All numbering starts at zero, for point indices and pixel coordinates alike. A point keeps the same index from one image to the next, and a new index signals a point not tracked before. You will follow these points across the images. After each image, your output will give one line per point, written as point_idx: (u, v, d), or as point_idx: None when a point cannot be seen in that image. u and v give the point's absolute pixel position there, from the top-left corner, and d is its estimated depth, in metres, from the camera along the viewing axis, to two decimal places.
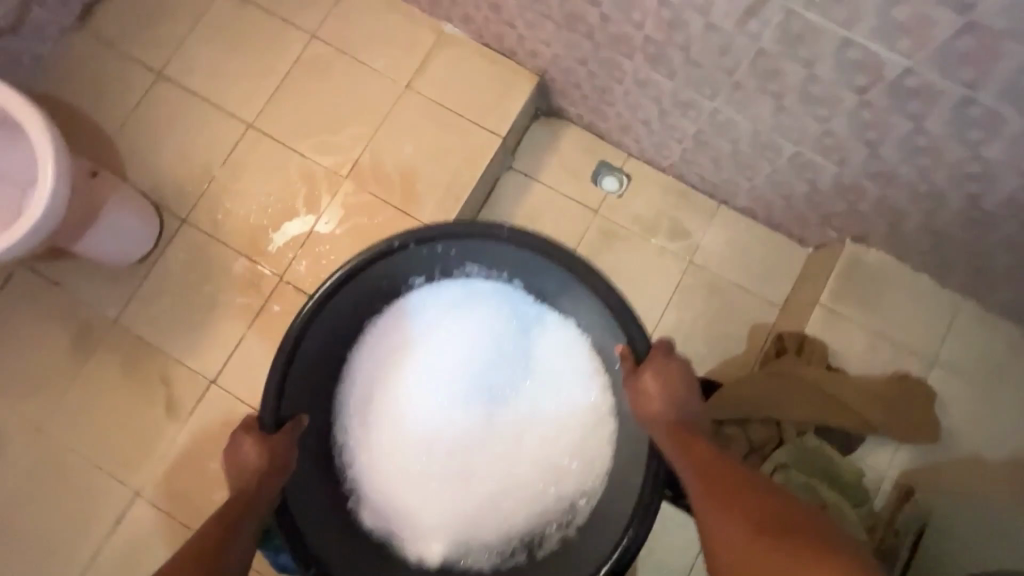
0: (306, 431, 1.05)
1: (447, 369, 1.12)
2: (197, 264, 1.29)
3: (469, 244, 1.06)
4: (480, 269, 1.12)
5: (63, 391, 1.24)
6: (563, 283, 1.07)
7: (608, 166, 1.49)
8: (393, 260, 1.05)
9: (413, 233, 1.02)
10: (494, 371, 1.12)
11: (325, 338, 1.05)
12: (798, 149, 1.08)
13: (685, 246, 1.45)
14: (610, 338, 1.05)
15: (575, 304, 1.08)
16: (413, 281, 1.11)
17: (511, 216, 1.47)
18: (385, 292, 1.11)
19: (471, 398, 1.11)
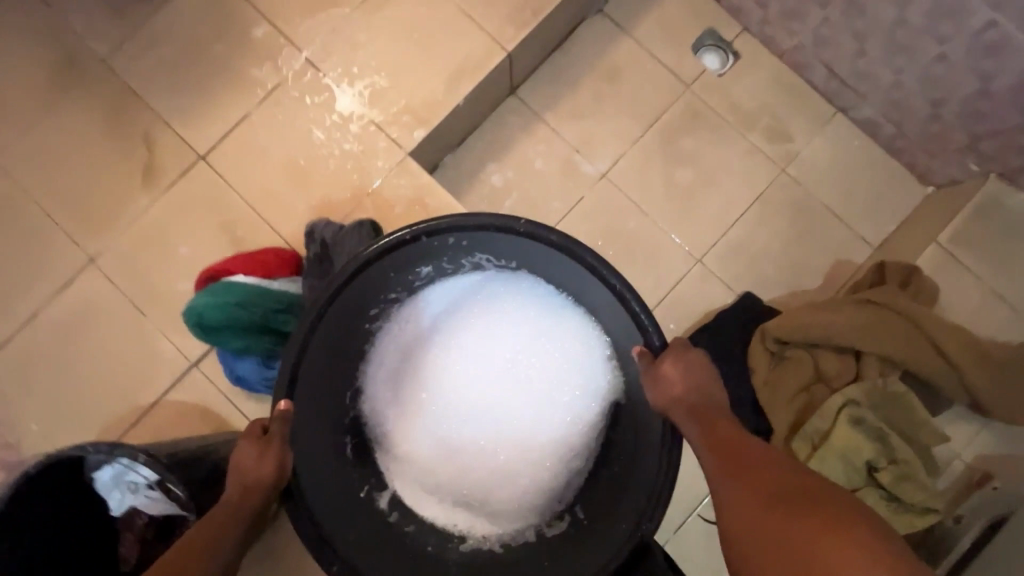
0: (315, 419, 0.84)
1: (488, 380, 0.92)
2: (211, 19, 1.07)
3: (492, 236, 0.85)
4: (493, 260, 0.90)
5: (33, 125, 1.05)
6: (581, 282, 0.85)
7: (716, 37, 1.22)
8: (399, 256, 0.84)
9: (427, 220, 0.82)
10: (531, 386, 0.91)
11: (336, 331, 0.84)
12: (996, 14, 0.82)
13: (782, 151, 1.20)
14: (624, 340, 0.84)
15: (593, 298, 0.86)
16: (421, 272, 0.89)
17: (587, 68, 1.23)
18: (401, 281, 0.88)
19: (514, 416, 0.91)
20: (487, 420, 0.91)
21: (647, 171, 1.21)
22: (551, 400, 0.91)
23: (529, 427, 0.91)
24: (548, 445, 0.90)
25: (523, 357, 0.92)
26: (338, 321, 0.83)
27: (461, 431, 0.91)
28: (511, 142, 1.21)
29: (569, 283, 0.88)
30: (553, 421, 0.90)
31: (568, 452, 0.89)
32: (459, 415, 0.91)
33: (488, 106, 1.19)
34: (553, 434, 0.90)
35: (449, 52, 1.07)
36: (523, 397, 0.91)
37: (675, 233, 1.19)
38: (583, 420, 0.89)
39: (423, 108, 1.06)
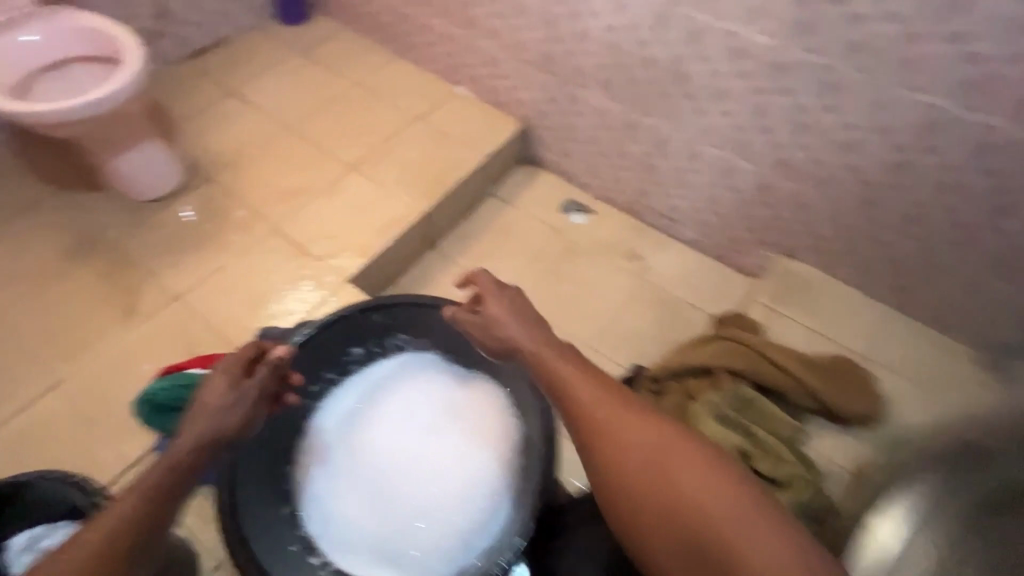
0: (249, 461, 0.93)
1: (418, 442, 1.03)
2: (203, 210, 1.47)
3: (407, 315, 1.08)
4: (412, 338, 1.10)
5: (41, 286, 1.31)
6: (478, 341, 1.05)
7: (575, 203, 1.73)
8: (335, 333, 1.04)
9: (358, 304, 1.05)
10: (453, 443, 1.02)
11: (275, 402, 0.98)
12: (718, 151, 1.33)
13: (639, 267, 1.59)
14: (517, 378, 1.02)
15: (489, 355, 1.05)
16: (351, 351, 1.07)
17: (487, 228, 1.67)
18: (339, 360, 1.08)
19: (440, 473, 0.99)
20: (414, 472, 1.00)
21: (540, 289, 1.55)
22: (468, 452, 1.01)
23: (451, 481, 0.98)
24: (468, 495, 0.97)
25: (446, 418, 1.05)
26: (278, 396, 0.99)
27: (394, 490, 0.99)
28: (432, 280, 1.56)
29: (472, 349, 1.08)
30: (471, 472, 0.99)
31: (484, 496, 0.96)
32: (392, 476, 1.00)
33: (414, 256, 1.57)
34: (472, 483, 0.98)
35: (380, 217, 1.48)
36: (446, 453, 1.01)
37: (569, 331, 1.47)
38: (495, 466, 0.99)
39: (359, 251, 1.42)
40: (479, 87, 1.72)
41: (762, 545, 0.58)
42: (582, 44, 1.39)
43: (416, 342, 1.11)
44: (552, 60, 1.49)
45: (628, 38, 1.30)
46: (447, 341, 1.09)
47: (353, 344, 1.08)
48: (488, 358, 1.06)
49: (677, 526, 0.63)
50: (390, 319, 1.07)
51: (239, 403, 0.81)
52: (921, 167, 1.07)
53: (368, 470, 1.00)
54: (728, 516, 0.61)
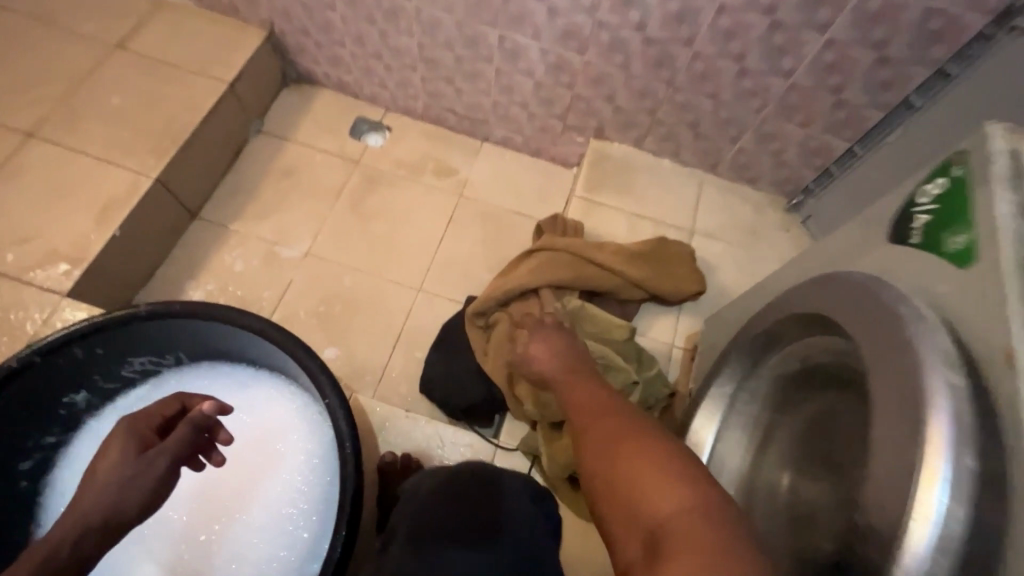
0: None
1: (208, 481, 0.83)
2: None
3: (129, 334, 0.77)
4: (156, 356, 0.83)
5: None
6: (246, 340, 0.80)
7: (367, 122, 1.44)
8: (21, 392, 0.72)
9: (39, 341, 0.71)
10: (253, 469, 0.83)
11: None
12: (498, 31, 1.12)
13: (454, 182, 1.39)
14: (302, 376, 0.81)
15: (265, 354, 0.82)
16: (70, 399, 0.79)
17: (263, 175, 1.35)
18: (52, 418, 0.78)
19: (245, 510, 0.81)
20: (203, 517, 0.82)
21: (346, 235, 1.31)
22: (270, 474, 0.83)
23: (259, 514, 0.81)
24: (282, 524, 0.80)
25: (237, 443, 0.84)
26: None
27: (192, 548, 0.80)
28: (205, 257, 1.24)
29: (242, 349, 0.83)
30: (281, 497, 0.81)
31: (299, 521, 0.79)
32: (186, 533, 0.81)
33: (170, 233, 1.22)
34: (283, 509, 0.80)
35: (94, 196, 1.10)
36: (239, 480, 0.83)
37: (390, 276, 1.27)
38: (307, 482, 0.81)
39: (74, 250, 1.05)
40: None
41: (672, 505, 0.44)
42: None
43: (167, 360, 0.85)
44: None
45: None
46: (206, 348, 0.84)
47: (66, 390, 0.78)
48: (266, 358, 0.83)
49: (609, 470, 0.48)
50: (106, 346, 0.77)
51: (151, 474, 0.60)
52: (701, 14, 0.96)
53: (152, 537, 0.80)
54: (648, 467, 0.46)
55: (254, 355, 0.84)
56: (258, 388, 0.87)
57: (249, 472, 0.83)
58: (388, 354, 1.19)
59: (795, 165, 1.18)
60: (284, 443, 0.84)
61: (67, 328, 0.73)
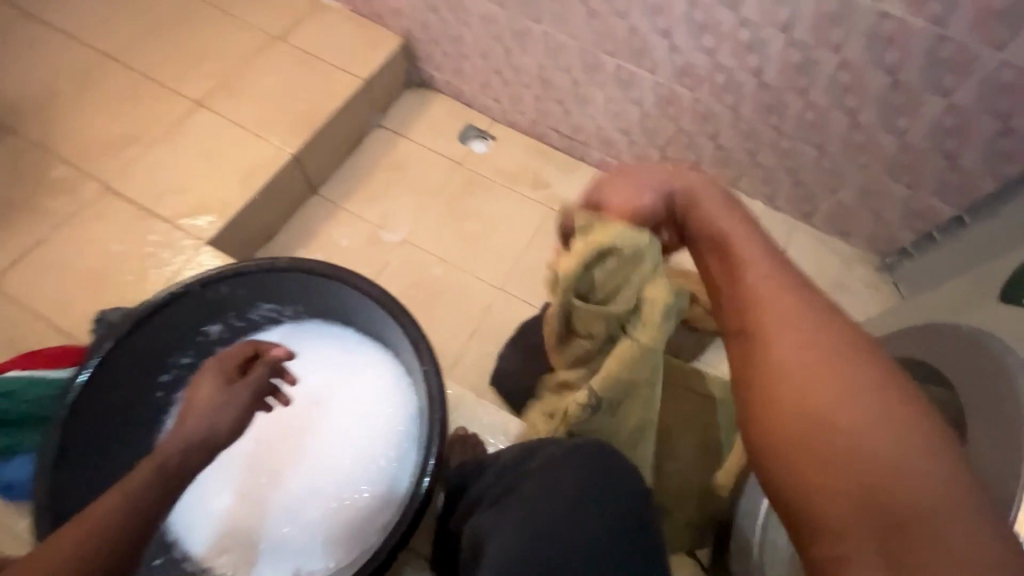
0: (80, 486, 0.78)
1: (292, 428, 0.92)
2: (10, 168, 1.19)
3: (266, 282, 0.89)
4: (278, 307, 0.94)
5: None
6: (357, 304, 0.90)
7: (475, 129, 1.56)
8: (176, 315, 0.85)
9: (200, 273, 0.84)
10: (323, 425, 0.93)
11: (106, 404, 0.82)
12: (617, 61, 1.20)
13: (546, 195, 1.48)
14: (400, 345, 0.89)
15: (372, 322, 0.91)
16: (207, 330, 0.91)
17: (376, 164, 1.48)
18: (192, 343, 0.91)
19: (313, 451, 0.91)
20: (296, 454, 0.91)
21: (441, 227, 1.41)
22: (356, 425, 0.92)
23: (325, 458, 0.90)
24: (343, 475, 0.89)
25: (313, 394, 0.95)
26: (114, 393, 0.83)
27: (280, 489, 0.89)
28: (317, 229, 1.38)
29: (351, 312, 0.93)
30: (347, 452, 0.90)
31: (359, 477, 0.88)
32: (269, 472, 0.90)
33: (292, 205, 1.37)
34: (348, 466, 0.89)
35: (241, 162, 1.26)
36: (329, 427, 0.92)
37: (475, 272, 1.36)
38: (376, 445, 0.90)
39: (218, 207, 1.21)
40: None
41: (889, 444, 0.46)
42: None
43: (285, 313, 0.96)
44: None
45: None
46: (320, 307, 0.95)
47: (205, 321, 0.91)
48: (371, 324, 0.92)
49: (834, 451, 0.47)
50: (245, 289, 0.89)
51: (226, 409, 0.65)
52: (821, 67, 0.99)
53: (230, 456, 0.90)
54: (854, 377, 0.49)
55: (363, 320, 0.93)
56: (360, 352, 0.96)
57: (337, 420, 0.93)
58: (463, 343, 1.27)
59: (894, 225, 1.18)
60: (370, 397, 0.93)
61: (222, 267, 0.86)
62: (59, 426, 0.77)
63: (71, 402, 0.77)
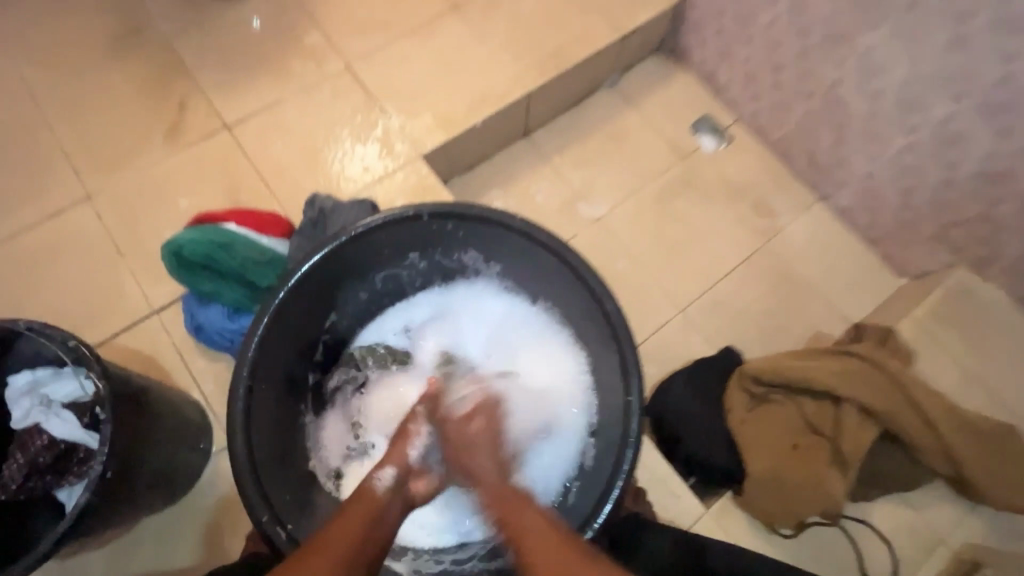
0: (273, 373, 0.75)
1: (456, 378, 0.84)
2: (270, 23, 1.19)
3: (494, 235, 0.81)
4: (481, 261, 0.85)
5: (80, 76, 1.12)
6: (569, 290, 0.79)
7: (712, 123, 1.34)
8: (395, 232, 0.80)
9: (433, 204, 0.78)
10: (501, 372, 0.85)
11: (309, 298, 0.79)
12: (952, 110, 0.97)
13: (767, 225, 1.27)
14: (598, 354, 0.78)
15: (581, 322, 0.80)
16: (408, 257, 0.85)
17: (598, 127, 1.32)
18: (392, 263, 0.86)
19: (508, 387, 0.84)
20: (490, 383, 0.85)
21: (641, 220, 1.26)
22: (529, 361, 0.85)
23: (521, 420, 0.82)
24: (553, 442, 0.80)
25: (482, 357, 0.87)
26: (316, 288, 0.79)
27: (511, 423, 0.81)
28: (515, 175, 1.28)
29: (556, 294, 0.82)
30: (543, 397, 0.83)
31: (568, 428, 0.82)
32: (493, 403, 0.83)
33: (502, 141, 1.27)
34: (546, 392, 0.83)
35: (475, 83, 1.18)
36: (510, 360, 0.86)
37: (661, 282, 1.22)
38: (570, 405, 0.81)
39: (443, 123, 1.15)
40: None
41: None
42: None
43: (485, 267, 0.87)
44: None
45: None
46: (522, 277, 0.85)
47: (412, 247, 0.84)
48: (571, 314, 0.82)
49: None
50: (465, 232, 0.82)
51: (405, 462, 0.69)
52: None
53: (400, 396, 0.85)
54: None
55: (570, 313, 0.82)
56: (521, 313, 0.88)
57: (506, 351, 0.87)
58: None
59: None
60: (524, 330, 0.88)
61: (457, 203, 0.79)
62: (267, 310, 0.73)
63: (283, 289, 0.74)
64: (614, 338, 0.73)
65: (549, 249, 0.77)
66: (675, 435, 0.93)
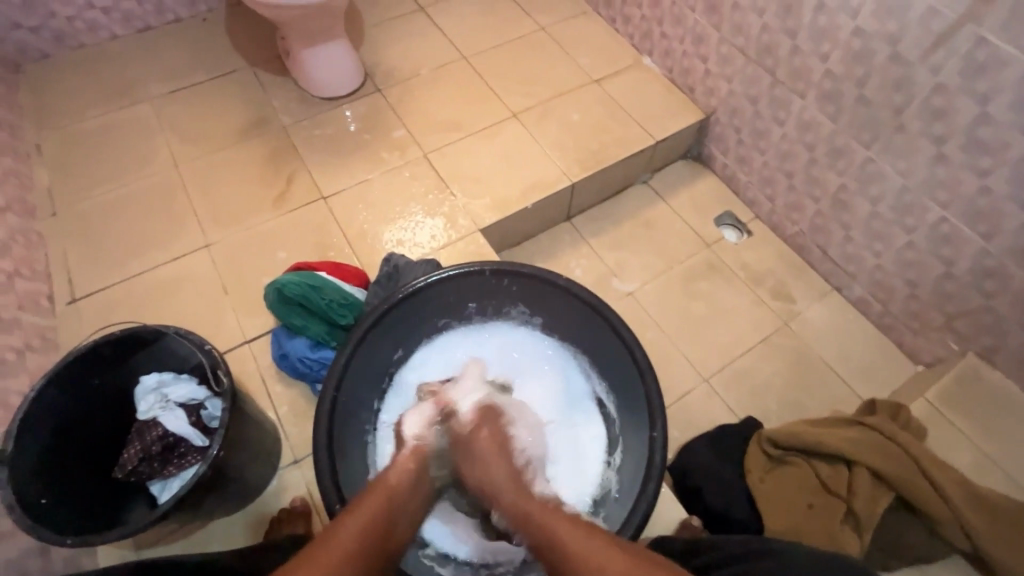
0: (352, 391, 0.90)
1: None
2: (367, 120, 1.48)
3: (540, 290, 0.97)
4: (527, 312, 1.01)
5: (215, 153, 1.41)
6: (603, 341, 0.93)
7: (733, 218, 1.52)
8: (460, 283, 0.97)
9: (495, 262, 0.96)
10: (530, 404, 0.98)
11: (386, 333, 0.95)
12: (943, 214, 1.11)
13: (785, 308, 1.39)
14: (625, 399, 0.91)
15: (613, 367, 0.93)
16: (467, 306, 1.01)
17: (631, 216, 1.52)
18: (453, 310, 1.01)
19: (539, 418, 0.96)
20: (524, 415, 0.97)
21: (668, 298, 1.41)
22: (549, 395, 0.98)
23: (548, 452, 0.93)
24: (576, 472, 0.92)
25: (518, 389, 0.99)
26: (394, 324, 0.96)
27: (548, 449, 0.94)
28: (557, 251, 1.46)
29: (588, 344, 0.96)
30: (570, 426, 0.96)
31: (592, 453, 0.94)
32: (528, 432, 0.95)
33: (548, 222, 1.48)
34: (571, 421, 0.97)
35: (528, 174, 1.41)
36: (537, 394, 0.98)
37: (686, 354, 1.33)
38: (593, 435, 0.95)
39: (499, 204, 1.36)
40: (671, 62, 1.53)
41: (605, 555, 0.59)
42: (817, 43, 1.17)
43: (530, 319, 1.01)
44: (771, 52, 1.27)
45: (882, 46, 1.06)
46: (562, 327, 0.99)
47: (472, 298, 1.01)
48: (605, 362, 0.95)
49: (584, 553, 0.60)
50: (518, 287, 0.98)
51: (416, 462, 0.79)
52: None
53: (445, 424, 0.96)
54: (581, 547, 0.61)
55: (602, 361, 0.95)
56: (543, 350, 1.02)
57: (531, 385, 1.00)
58: None
59: None
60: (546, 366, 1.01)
61: (513, 263, 0.96)
62: (355, 338, 0.90)
63: (369, 322, 0.91)
64: (642, 378, 0.87)
65: (587, 305, 0.93)
66: (696, 487, 1.00)
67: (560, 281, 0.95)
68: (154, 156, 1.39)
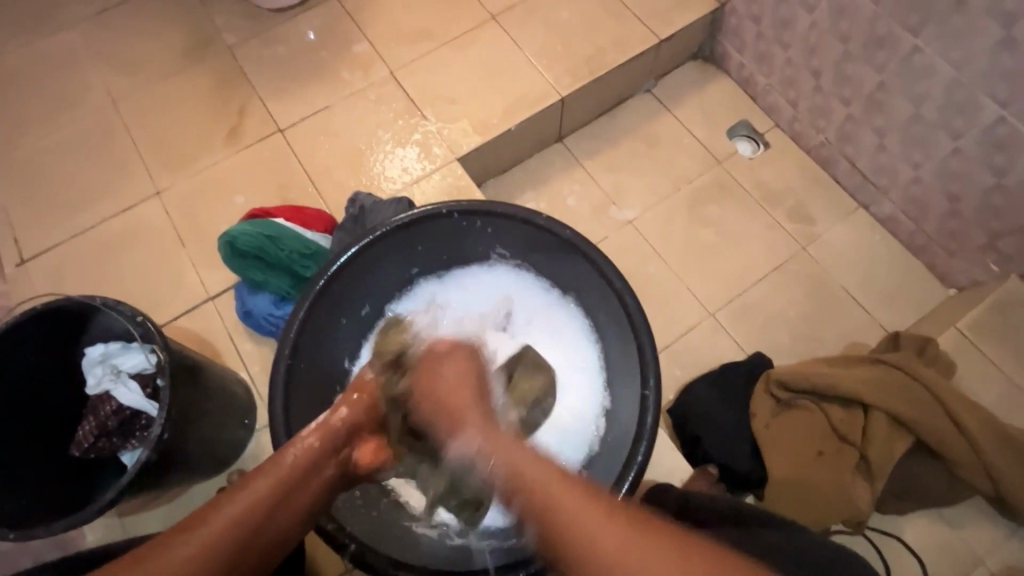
0: (313, 356, 0.81)
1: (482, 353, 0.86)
2: (324, 33, 1.28)
3: (519, 231, 0.85)
4: (506, 256, 0.89)
5: (154, 84, 1.24)
6: (590, 286, 0.82)
7: (749, 128, 1.33)
8: (426, 228, 0.85)
9: (463, 201, 0.83)
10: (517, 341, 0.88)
11: (348, 289, 0.84)
12: (1001, 114, 0.93)
13: (803, 231, 1.25)
14: (616, 353, 0.81)
15: (602, 316, 0.82)
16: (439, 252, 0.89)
17: (632, 131, 1.34)
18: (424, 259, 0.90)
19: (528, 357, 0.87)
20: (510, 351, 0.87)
21: (672, 225, 1.27)
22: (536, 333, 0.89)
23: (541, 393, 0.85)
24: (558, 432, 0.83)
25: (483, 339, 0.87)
26: (357, 277, 0.84)
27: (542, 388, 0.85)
28: (549, 178, 1.31)
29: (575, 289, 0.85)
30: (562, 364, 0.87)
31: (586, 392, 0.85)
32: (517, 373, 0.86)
33: (537, 145, 1.31)
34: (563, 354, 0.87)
35: (511, 89, 1.22)
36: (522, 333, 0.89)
37: (690, 286, 1.22)
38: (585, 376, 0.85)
39: (479, 127, 1.20)
40: None
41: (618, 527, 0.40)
42: None
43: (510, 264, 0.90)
44: None
45: None
46: (544, 270, 0.88)
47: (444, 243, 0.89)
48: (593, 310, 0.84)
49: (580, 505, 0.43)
50: (493, 229, 0.86)
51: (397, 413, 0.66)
52: None
53: None
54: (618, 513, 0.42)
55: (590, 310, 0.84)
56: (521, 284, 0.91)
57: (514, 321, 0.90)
58: None
59: None
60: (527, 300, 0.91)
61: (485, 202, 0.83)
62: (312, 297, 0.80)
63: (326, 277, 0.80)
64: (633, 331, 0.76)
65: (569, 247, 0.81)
66: (697, 435, 0.93)
67: (539, 221, 0.82)
68: (86, 92, 1.23)
